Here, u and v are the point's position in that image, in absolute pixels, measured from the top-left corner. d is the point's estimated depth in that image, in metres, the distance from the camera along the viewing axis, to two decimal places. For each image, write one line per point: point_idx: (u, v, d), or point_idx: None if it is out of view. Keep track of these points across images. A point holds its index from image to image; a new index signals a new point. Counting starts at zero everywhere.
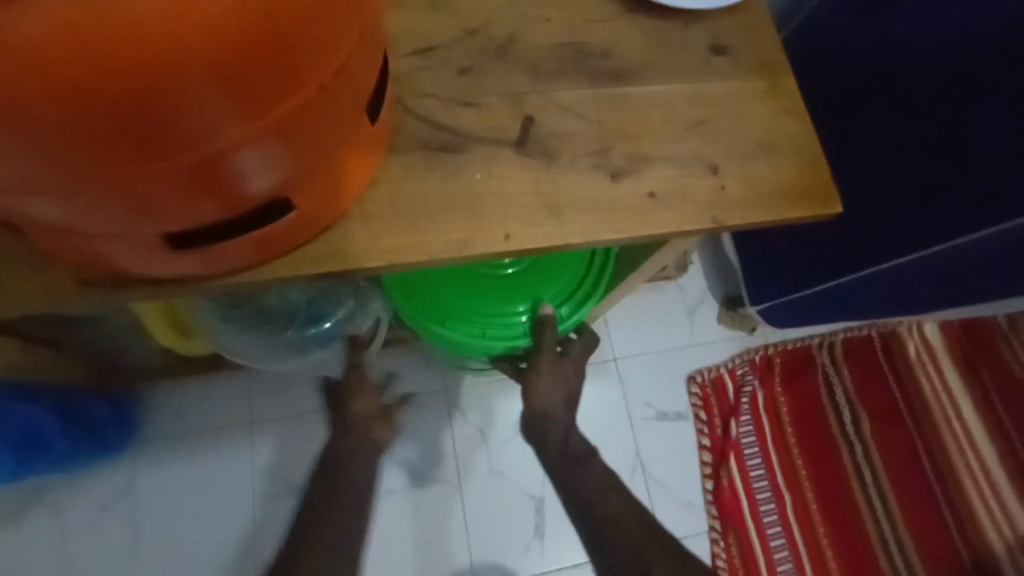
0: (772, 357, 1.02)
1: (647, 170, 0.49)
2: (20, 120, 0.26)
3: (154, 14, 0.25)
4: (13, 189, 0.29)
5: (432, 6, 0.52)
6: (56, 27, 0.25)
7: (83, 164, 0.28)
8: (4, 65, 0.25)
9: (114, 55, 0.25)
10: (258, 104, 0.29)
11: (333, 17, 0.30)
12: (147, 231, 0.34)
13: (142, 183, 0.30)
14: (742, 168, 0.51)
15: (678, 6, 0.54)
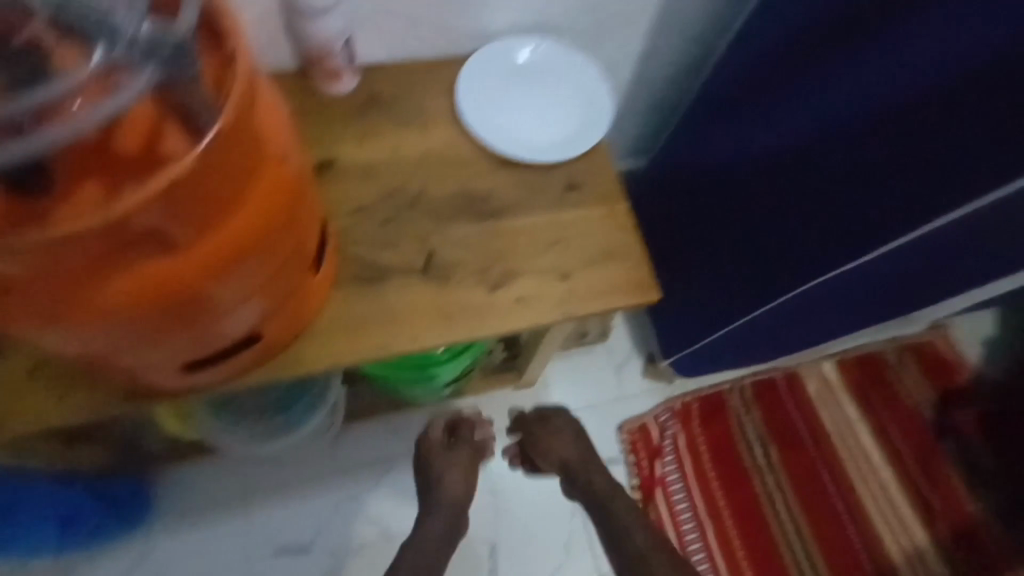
0: (689, 404, 1.20)
1: (516, 281, 0.69)
2: (115, 325, 0.44)
3: (188, 262, 0.43)
4: (102, 352, 0.48)
5: (363, 178, 0.74)
6: (131, 283, 0.42)
7: (149, 333, 0.47)
8: (103, 305, 0.42)
9: (167, 286, 0.44)
10: (249, 281, 0.49)
11: (287, 222, 0.49)
12: (182, 359, 0.53)
13: (183, 334, 0.49)
14: (587, 273, 0.71)
15: (538, 161, 0.76)
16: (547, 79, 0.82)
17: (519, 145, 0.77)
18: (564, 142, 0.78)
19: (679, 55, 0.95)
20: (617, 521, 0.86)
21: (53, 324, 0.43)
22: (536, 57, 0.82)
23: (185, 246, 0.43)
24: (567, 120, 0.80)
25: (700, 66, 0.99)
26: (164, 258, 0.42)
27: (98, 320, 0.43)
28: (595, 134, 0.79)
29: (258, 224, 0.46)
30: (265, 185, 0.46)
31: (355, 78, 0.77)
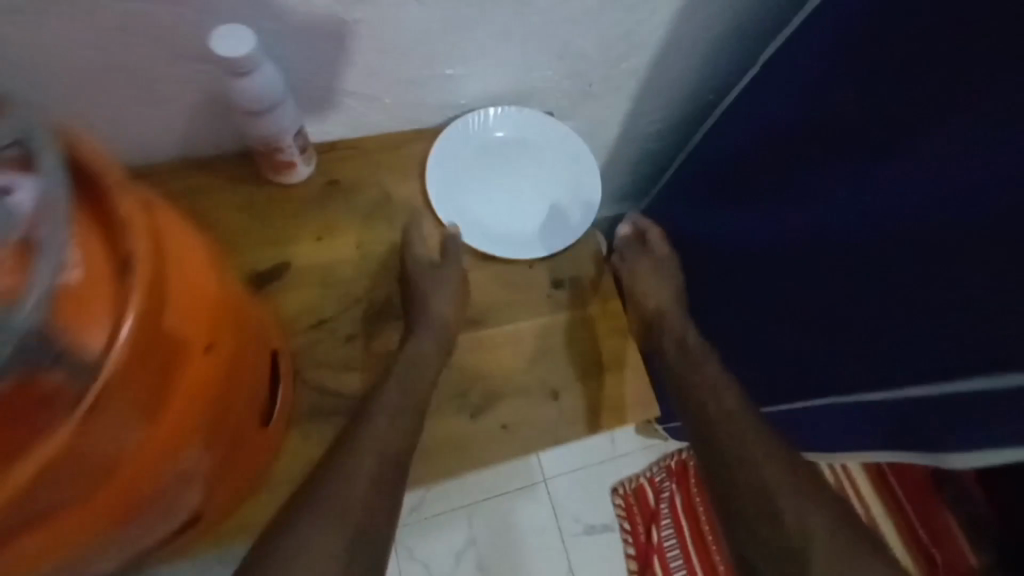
0: (686, 462, 1.14)
1: (499, 404, 0.63)
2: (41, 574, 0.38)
3: (111, 488, 0.37)
4: None
5: (324, 283, 0.65)
6: (44, 533, 0.36)
7: (84, 563, 0.41)
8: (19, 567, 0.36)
9: (91, 520, 0.37)
10: (193, 470, 0.43)
11: (222, 394, 0.43)
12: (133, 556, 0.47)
13: (127, 545, 0.43)
14: (577, 389, 0.65)
15: (516, 257, 0.68)
16: (525, 159, 0.75)
17: (495, 241, 0.70)
18: (542, 236, 0.72)
19: (670, 105, 0.87)
20: (697, 389, 0.67)
21: None
22: (512, 132, 0.75)
23: (105, 474, 0.37)
24: (548, 206, 0.74)
25: (693, 115, 0.91)
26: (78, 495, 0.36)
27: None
28: (577, 225, 0.73)
29: (188, 414, 0.40)
30: (186, 385, 0.39)
31: (310, 163, 0.68)
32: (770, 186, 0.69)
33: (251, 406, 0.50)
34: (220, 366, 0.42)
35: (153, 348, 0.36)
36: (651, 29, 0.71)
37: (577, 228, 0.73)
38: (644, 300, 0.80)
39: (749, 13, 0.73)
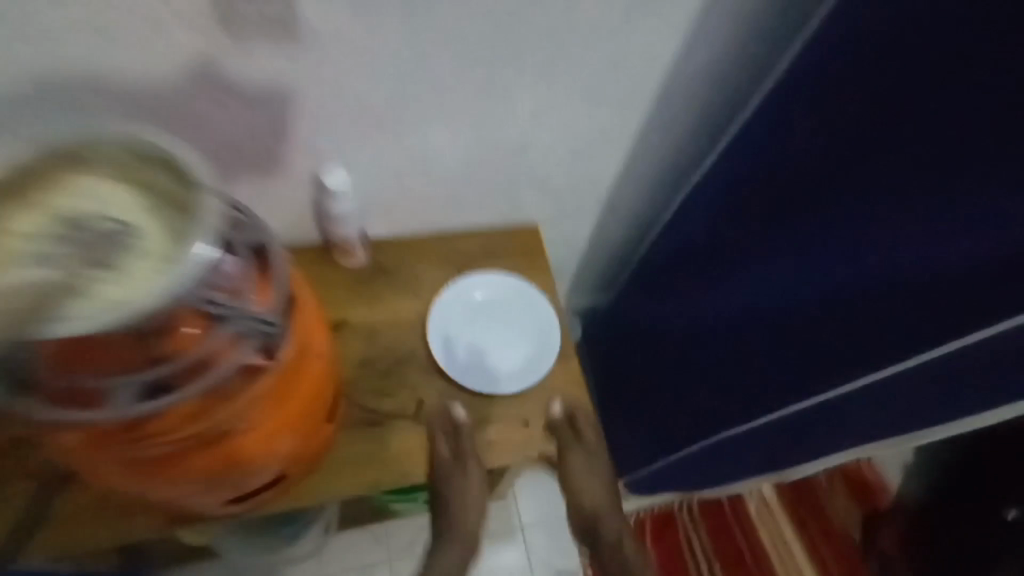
0: (643, 520, 1.32)
1: (487, 427, 0.89)
2: (194, 478, 0.62)
3: (251, 437, 0.61)
4: (178, 494, 0.65)
5: (369, 336, 0.92)
6: (209, 453, 0.60)
7: (215, 481, 0.65)
8: (191, 467, 0.60)
9: (233, 452, 0.61)
10: (289, 443, 0.67)
11: (318, 397, 0.68)
12: (226, 494, 0.70)
13: (236, 480, 0.67)
14: (543, 422, 0.90)
15: (480, 387, 0.90)
16: (501, 311, 0.97)
17: (469, 370, 0.92)
18: (507, 371, 0.93)
19: (624, 224, 1.19)
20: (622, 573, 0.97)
21: (148, 478, 0.60)
22: (496, 291, 0.98)
23: (253, 428, 0.61)
24: (520, 348, 0.95)
25: (641, 233, 1.22)
26: (235, 436, 0.60)
27: (184, 477, 0.61)
28: (533, 371, 0.93)
29: (299, 405, 0.65)
30: (304, 386, 0.65)
31: (367, 254, 0.97)
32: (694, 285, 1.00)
33: (326, 412, 0.74)
34: (321, 379, 0.68)
35: (296, 362, 0.62)
36: (605, 172, 1.05)
37: (532, 376, 0.92)
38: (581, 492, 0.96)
39: (676, 167, 1.06)
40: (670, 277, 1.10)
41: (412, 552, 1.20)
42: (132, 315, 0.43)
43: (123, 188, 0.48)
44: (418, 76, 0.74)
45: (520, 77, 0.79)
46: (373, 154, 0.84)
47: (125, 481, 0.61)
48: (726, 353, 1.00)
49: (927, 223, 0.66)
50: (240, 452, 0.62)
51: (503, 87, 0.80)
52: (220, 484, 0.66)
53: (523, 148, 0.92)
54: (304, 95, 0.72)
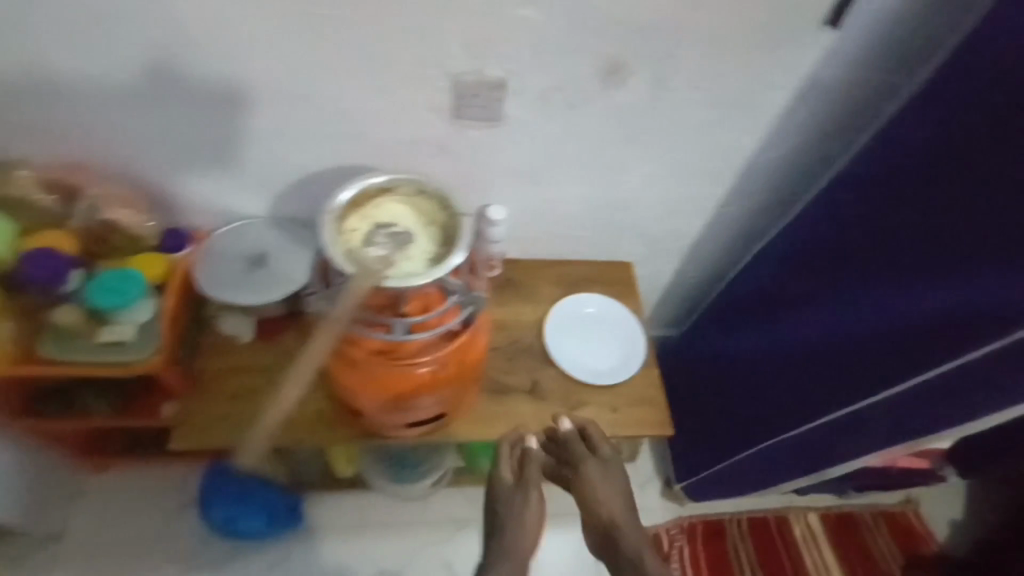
0: (695, 524, 1.51)
1: (584, 408, 1.13)
2: (398, 396, 0.92)
3: (440, 375, 0.91)
4: (380, 407, 0.96)
5: (499, 327, 1.20)
6: (413, 380, 0.90)
7: (406, 403, 0.95)
8: (399, 388, 0.90)
9: (427, 383, 0.91)
10: (457, 386, 0.97)
11: (480, 359, 0.98)
12: (404, 417, 1.00)
13: (417, 406, 0.96)
14: (629, 409, 1.14)
15: (582, 378, 1.16)
16: (603, 323, 1.23)
17: (575, 363, 1.18)
18: (603, 369, 1.18)
19: (704, 268, 1.44)
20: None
21: (371, 390, 0.91)
22: (601, 308, 1.24)
23: (443, 369, 0.91)
24: (615, 353, 1.20)
25: (718, 276, 1.46)
26: (431, 372, 0.90)
27: (393, 394, 0.91)
28: (624, 371, 1.18)
29: (471, 362, 0.94)
30: (476, 349, 0.94)
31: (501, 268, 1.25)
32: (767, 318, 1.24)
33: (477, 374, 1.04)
34: (484, 347, 0.98)
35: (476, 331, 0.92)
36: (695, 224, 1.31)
37: (623, 375, 1.17)
38: (597, 500, 1.03)
39: (752, 225, 1.32)
40: (744, 313, 1.32)
41: None
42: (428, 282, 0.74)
43: (417, 211, 0.82)
44: (575, 142, 1.07)
45: (644, 146, 1.10)
46: (527, 193, 1.15)
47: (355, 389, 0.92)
48: (778, 378, 1.21)
49: (936, 278, 0.88)
50: (435, 384, 0.92)
51: (630, 153, 1.11)
52: (410, 407, 0.97)
53: (636, 198, 1.21)
54: (497, 152, 1.05)
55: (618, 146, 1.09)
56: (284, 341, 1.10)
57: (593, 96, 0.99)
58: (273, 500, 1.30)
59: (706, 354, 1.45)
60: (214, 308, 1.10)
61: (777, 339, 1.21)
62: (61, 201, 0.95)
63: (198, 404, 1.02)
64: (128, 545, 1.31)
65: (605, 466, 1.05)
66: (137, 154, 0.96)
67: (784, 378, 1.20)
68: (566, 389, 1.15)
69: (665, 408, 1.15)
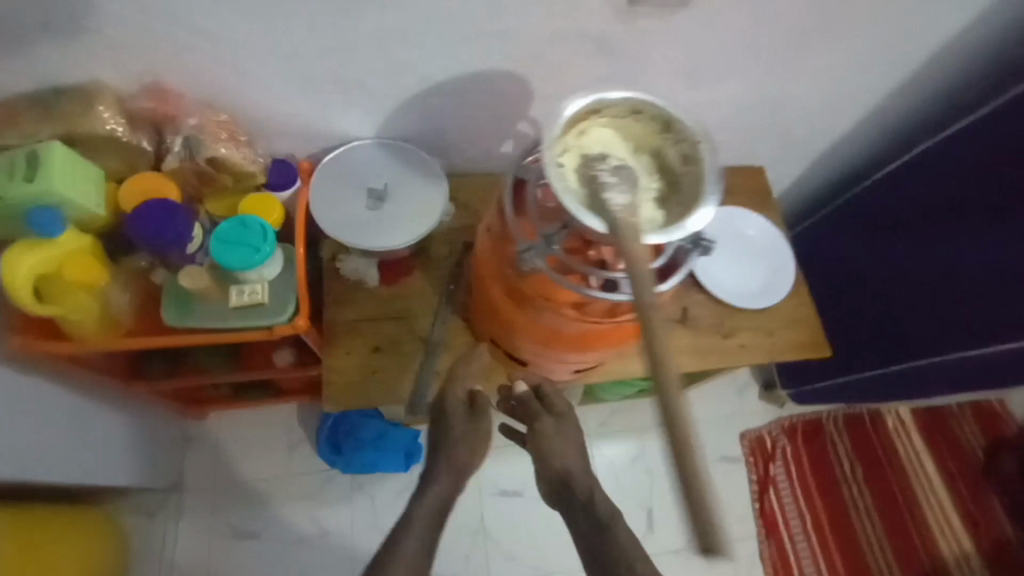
0: (795, 424, 1.54)
1: (737, 334, 1.05)
2: (588, 348, 0.80)
3: (642, 325, 0.78)
4: (561, 357, 0.85)
5: None
6: (612, 332, 0.77)
7: (593, 353, 0.83)
8: (594, 340, 0.78)
9: (625, 334, 0.78)
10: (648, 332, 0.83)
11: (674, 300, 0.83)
12: (581, 364, 0.89)
13: (602, 355, 0.84)
14: (782, 331, 1.07)
15: (738, 304, 1.06)
16: (754, 240, 1.11)
17: (727, 288, 1.07)
18: (756, 291, 1.08)
19: (834, 170, 1.28)
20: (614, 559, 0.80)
21: (560, 343, 0.79)
22: (752, 224, 1.11)
23: (648, 319, 0.77)
24: (769, 272, 1.09)
25: (848, 179, 1.31)
26: (635, 323, 0.76)
27: (585, 346, 0.79)
28: (780, 290, 1.08)
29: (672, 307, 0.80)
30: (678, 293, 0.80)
31: None
32: (921, 228, 1.12)
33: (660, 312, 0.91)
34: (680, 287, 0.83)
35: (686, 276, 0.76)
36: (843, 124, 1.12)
37: (779, 293, 1.08)
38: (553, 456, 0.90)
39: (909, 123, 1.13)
40: (882, 223, 1.19)
41: (606, 428, 1.46)
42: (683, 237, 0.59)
43: (634, 146, 0.66)
44: (753, 29, 0.87)
45: (828, 30, 0.90)
46: (678, 93, 0.97)
47: (538, 341, 0.81)
48: (927, 295, 1.10)
49: None
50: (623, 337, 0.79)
51: (810, 40, 0.91)
52: (593, 357, 0.85)
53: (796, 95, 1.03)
54: (662, 44, 0.86)
55: (801, 32, 0.89)
56: (414, 282, 0.98)
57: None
58: (404, 437, 1.23)
59: (825, 259, 1.32)
60: (336, 248, 0.95)
61: (934, 256, 1.09)
62: (151, 139, 0.77)
63: (338, 359, 0.91)
64: (250, 485, 1.26)
65: (562, 419, 0.93)
66: (233, 71, 0.76)
67: (933, 299, 1.09)
68: (717, 315, 1.06)
69: (819, 327, 1.08)
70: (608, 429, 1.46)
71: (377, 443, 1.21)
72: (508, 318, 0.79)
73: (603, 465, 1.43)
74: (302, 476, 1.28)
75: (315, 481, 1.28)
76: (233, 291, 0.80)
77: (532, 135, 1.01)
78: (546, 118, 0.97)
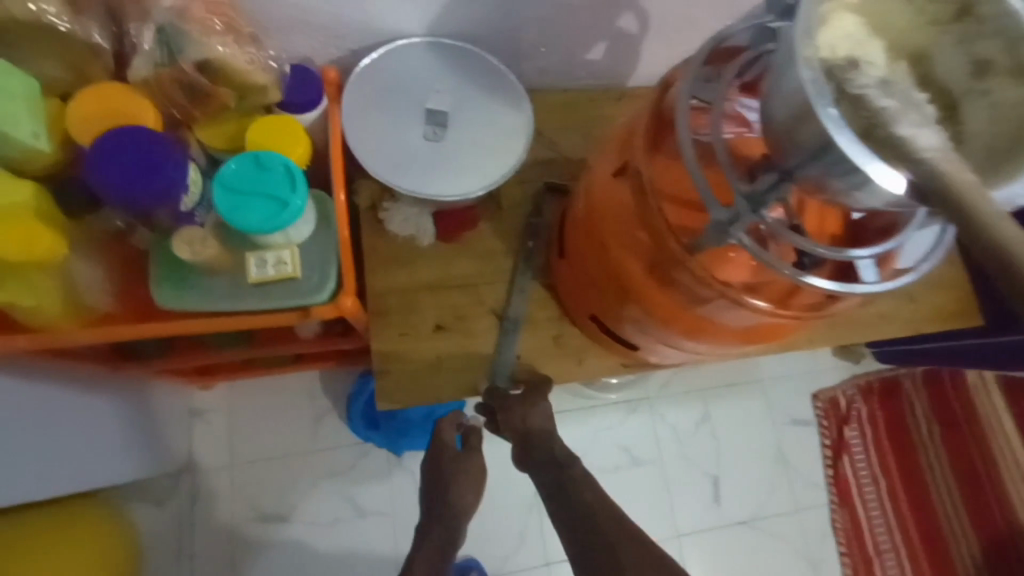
0: (871, 382, 1.40)
1: (873, 302, 0.85)
2: (742, 339, 0.58)
3: (830, 312, 0.55)
4: (694, 348, 0.63)
5: None
6: (785, 321, 0.55)
7: (743, 346, 0.61)
8: (754, 330, 0.57)
9: (800, 324, 0.56)
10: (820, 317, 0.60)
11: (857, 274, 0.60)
12: (711, 354, 0.67)
13: (751, 347, 0.63)
14: (927, 296, 0.86)
15: None
16: None
17: None
18: None
19: None
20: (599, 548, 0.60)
21: (705, 333, 0.58)
22: None
23: (842, 305, 0.53)
24: None
25: None
26: (826, 311, 0.53)
27: (741, 337, 0.58)
28: None
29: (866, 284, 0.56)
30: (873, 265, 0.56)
31: None
32: None
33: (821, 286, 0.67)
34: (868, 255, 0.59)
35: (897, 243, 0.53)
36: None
37: None
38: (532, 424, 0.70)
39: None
40: None
41: (666, 390, 1.29)
42: (1007, 202, 0.36)
43: (908, 43, 0.41)
44: None
45: None
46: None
47: (670, 330, 0.59)
48: None
49: None
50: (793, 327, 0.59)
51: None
52: (737, 349, 0.64)
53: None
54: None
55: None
56: (480, 237, 0.75)
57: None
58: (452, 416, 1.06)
59: None
60: (379, 194, 0.71)
61: None
62: (111, 36, 0.52)
63: (388, 342, 0.70)
64: (269, 464, 1.08)
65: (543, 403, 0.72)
66: None
67: None
68: None
69: (970, 291, 0.87)
70: (669, 391, 1.30)
71: (424, 425, 1.05)
72: (634, 294, 0.58)
73: (665, 431, 1.28)
74: (332, 451, 1.09)
75: (347, 457, 1.09)
76: (251, 262, 0.56)
77: (635, 33, 0.74)
78: (661, 7, 0.69)
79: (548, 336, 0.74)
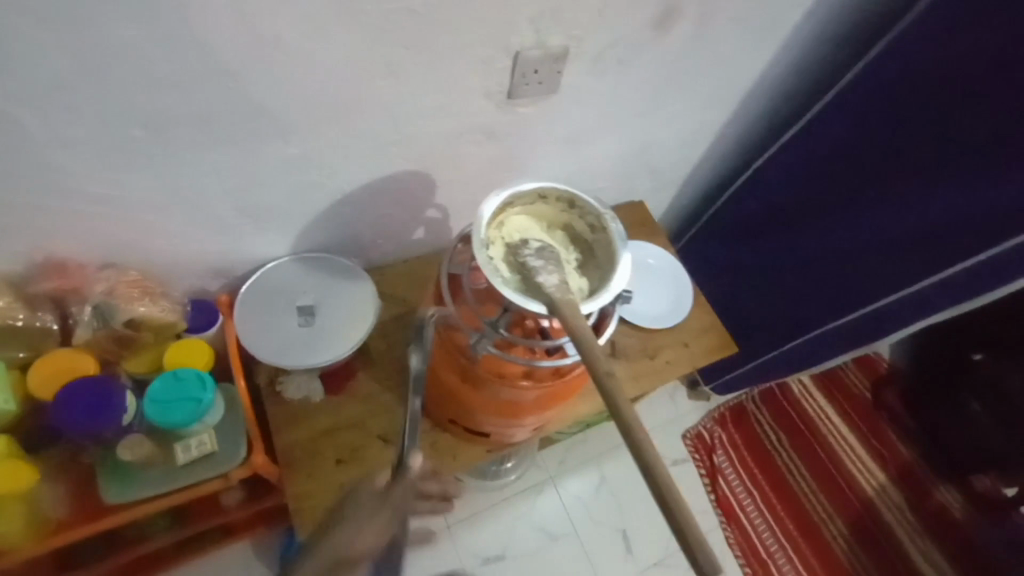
0: (723, 412, 1.70)
1: (661, 355, 1.17)
2: (540, 406, 0.85)
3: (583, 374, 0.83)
4: (521, 423, 0.89)
5: None
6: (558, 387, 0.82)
7: (547, 410, 0.87)
8: (544, 398, 0.84)
9: (570, 386, 0.84)
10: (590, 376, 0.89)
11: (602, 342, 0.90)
12: (539, 423, 0.93)
13: (557, 409, 0.89)
14: (697, 340, 1.20)
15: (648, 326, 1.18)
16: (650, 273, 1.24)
17: (642, 314, 1.19)
18: (662, 313, 1.20)
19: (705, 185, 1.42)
20: None
21: (517, 409, 0.84)
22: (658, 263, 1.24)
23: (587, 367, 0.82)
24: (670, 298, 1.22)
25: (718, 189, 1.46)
26: (579, 373, 0.82)
27: (540, 404, 0.84)
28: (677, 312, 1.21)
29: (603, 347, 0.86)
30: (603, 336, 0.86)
31: None
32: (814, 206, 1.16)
33: None
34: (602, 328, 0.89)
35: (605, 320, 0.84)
36: (712, 153, 1.26)
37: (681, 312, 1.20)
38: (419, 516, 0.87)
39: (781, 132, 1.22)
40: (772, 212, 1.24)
41: (565, 465, 1.51)
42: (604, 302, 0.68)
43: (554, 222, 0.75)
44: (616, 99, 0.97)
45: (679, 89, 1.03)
46: (571, 153, 1.05)
47: (495, 415, 0.85)
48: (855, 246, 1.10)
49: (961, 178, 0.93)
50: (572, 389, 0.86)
51: (668, 98, 1.03)
52: (549, 415, 0.90)
53: (669, 138, 1.15)
54: (549, 118, 0.94)
55: (664, 88, 1.01)
56: (360, 384, 0.98)
57: (644, 43, 0.88)
58: None
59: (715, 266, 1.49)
60: (274, 373, 0.95)
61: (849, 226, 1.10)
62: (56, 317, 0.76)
63: (299, 484, 0.89)
64: None
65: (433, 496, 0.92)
66: (137, 224, 0.75)
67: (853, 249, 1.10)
68: (639, 342, 1.18)
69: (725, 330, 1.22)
70: (567, 467, 1.51)
71: None
72: (463, 397, 0.84)
73: (572, 502, 1.48)
74: None
75: None
76: (178, 450, 0.76)
77: (441, 218, 1.06)
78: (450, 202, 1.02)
79: (425, 444, 0.97)
